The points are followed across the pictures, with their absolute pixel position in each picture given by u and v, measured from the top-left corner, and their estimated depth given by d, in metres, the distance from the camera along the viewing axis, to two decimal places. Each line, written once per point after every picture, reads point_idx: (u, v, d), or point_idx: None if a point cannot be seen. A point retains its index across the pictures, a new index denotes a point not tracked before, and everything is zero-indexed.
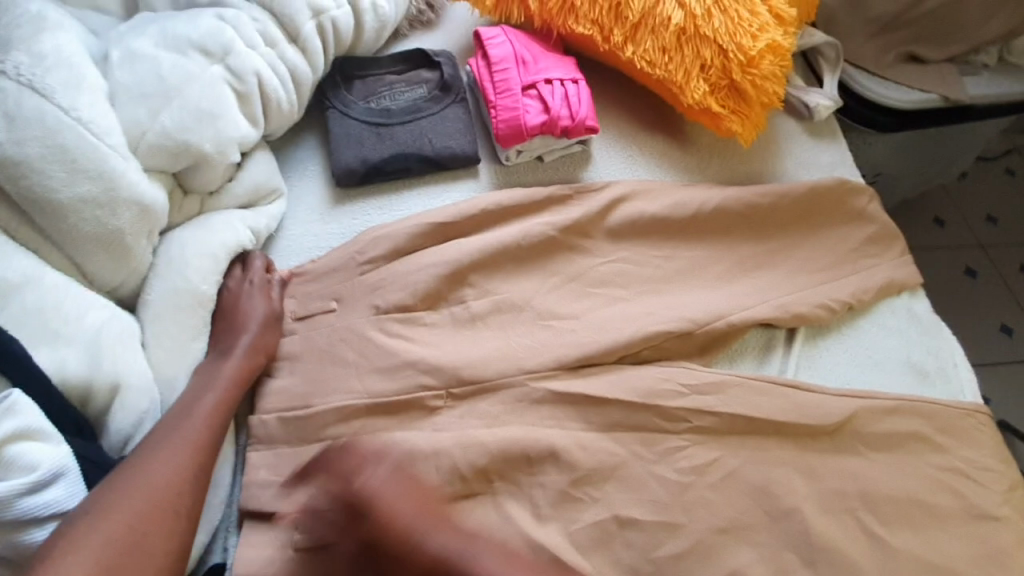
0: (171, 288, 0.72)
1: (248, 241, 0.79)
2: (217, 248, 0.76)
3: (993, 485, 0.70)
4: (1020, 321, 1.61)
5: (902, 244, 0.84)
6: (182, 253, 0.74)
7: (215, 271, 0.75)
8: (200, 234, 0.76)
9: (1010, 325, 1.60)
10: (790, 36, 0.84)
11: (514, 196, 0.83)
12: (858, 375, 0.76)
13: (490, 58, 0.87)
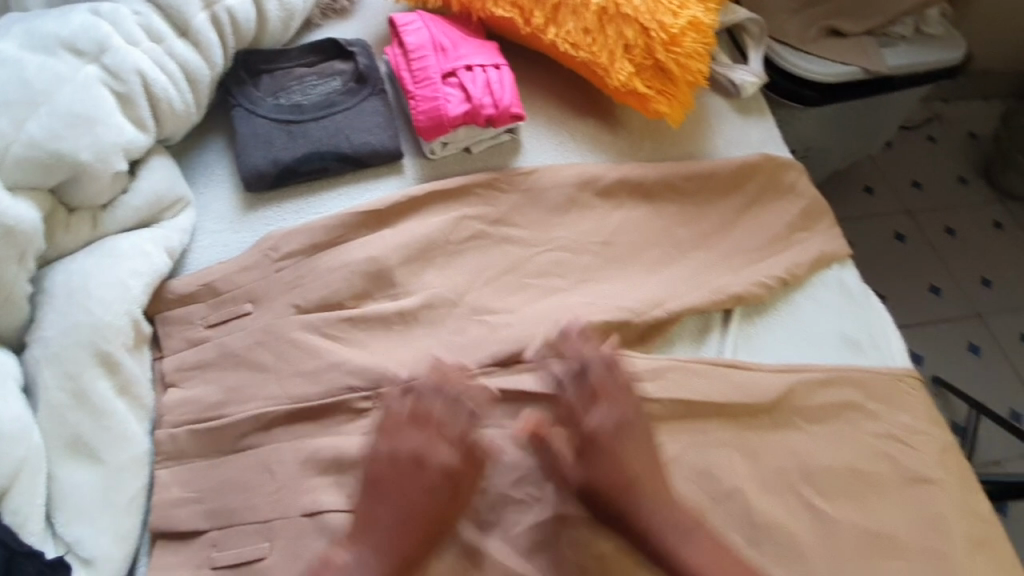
0: (72, 324, 0.65)
1: (165, 263, 0.73)
2: (126, 277, 0.69)
3: (928, 449, 0.71)
4: (947, 281, 1.69)
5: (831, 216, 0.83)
6: (83, 282, 0.67)
7: (127, 302, 0.68)
8: (103, 262, 0.69)
9: (939, 285, 1.68)
10: (711, 11, 0.82)
11: (441, 185, 0.80)
12: (795, 351, 0.76)
13: (406, 46, 0.82)
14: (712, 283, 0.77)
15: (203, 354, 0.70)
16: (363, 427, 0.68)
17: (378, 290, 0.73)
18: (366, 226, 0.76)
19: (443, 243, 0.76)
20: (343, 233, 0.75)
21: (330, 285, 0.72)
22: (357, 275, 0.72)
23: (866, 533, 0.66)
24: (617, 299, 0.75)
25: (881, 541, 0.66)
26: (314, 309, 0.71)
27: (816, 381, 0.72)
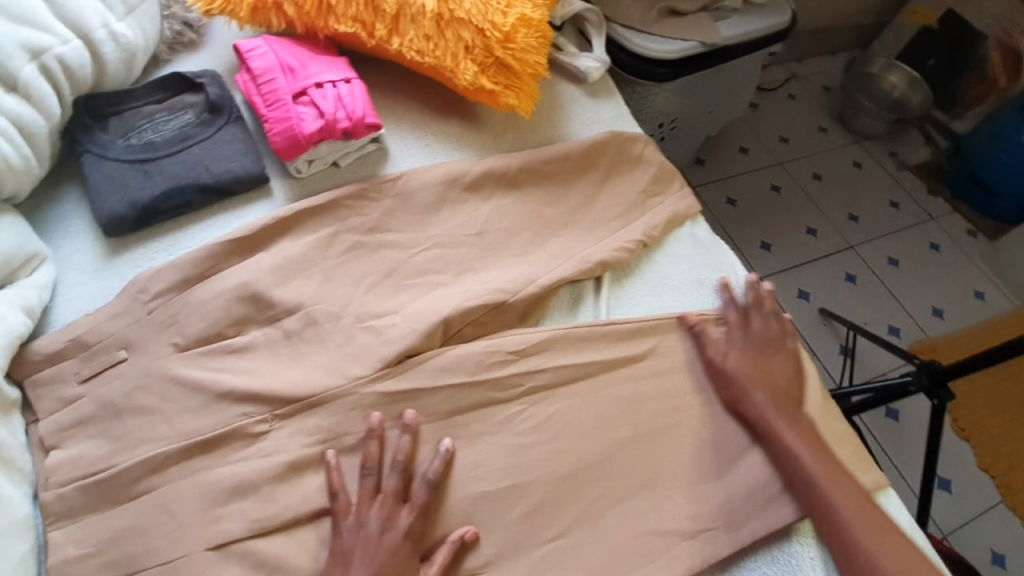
0: None
1: (26, 323, 0.70)
2: None
3: (797, 358, 0.79)
4: (821, 222, 1.87)
5: (678, 179, 0.93)
6: None
7: None
8: None
9: (814, 227, 1.86)
10: (540, 8, 0.88)
11: (311, 202, 0.81)
12: (661, 303, 0.83)
13: (253, 72, 0.83)
14: (578, 254, 0.83)
15: (84, 409, 0.68)
16: (262, 450, 0.68)
17: (262, 314, 0.74)
18: (240, 253, 0.77)
19: (321, 258, 0.78)
20: (214, 264, 0.76)
21: (207, 317, 0.72)
22: (236, 302, 0.73)
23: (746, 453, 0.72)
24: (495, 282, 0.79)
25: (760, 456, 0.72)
26: (194, 344, 0.71)
27: (740, 310, 0.81)
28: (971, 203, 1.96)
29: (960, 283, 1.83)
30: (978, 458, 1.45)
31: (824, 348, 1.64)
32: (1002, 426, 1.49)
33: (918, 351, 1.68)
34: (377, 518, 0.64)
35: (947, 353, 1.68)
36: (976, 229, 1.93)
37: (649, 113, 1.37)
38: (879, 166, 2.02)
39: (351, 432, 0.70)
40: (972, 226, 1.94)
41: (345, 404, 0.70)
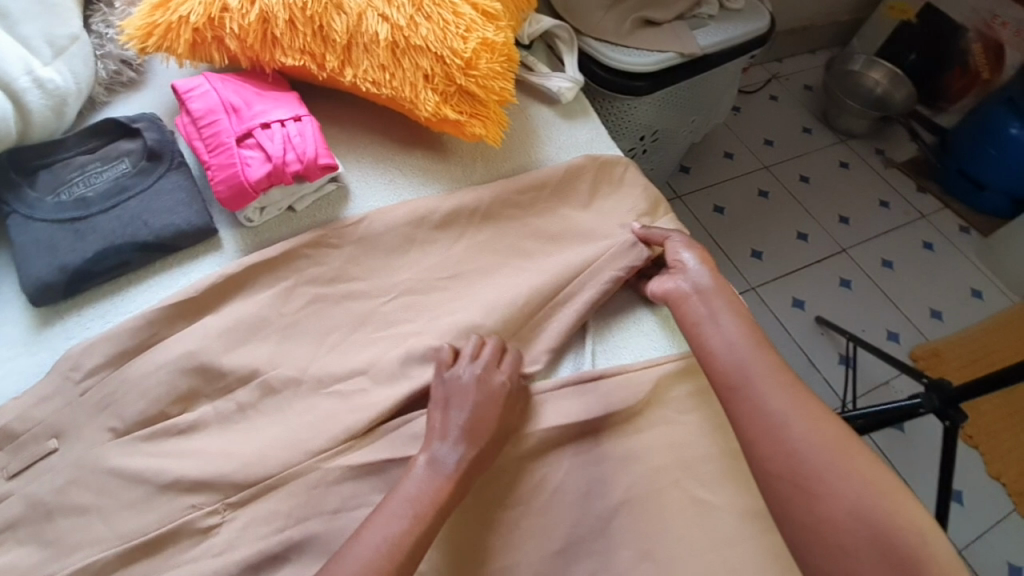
0: None
1: None
2: None
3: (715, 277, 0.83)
4: (812, 226, 1.82)
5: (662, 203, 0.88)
6: None
7: None
8: None
9: (805, 231, 1.81)
10: (502, 30, 0.82)
11: (269, 253, 0.73)
12: (651, 344, 0.76)
13: (192, 114, 0.75)
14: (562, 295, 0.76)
15: (9, 510, 0.60)
16: (214, 548, 0.60)
17: (210, 386, 0.67)
18: (185, 317, 0.69)
19: (274, 318, 0.71)
20: (156, 331, 0.68)
21: (149, 395, 0.64)
22: (182, 374, 0.65)
23: (752, 513, 0.65)
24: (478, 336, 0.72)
25: (769, 515, 0.65)
26: (135, 427, 0.64)
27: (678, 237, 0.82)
28: (961, 198, 1.92)
29: (956, 280, 1.79)
30: (989, 466, 1.40)
31: (824, 360, 1.58)
32: (1011, 431, 1.45)
33: (920, 356, 1.63)
34: (477, 371, 0.66)
35: (949, 356, 1.63)
36: (968, 225, 1.90)
37: (630, 126, 1.31)
38: (866, 164, 1.98)
39: (315, 516, 0.62)
40: (964, 222, 1.90)
41: (306, 484, 0.63)
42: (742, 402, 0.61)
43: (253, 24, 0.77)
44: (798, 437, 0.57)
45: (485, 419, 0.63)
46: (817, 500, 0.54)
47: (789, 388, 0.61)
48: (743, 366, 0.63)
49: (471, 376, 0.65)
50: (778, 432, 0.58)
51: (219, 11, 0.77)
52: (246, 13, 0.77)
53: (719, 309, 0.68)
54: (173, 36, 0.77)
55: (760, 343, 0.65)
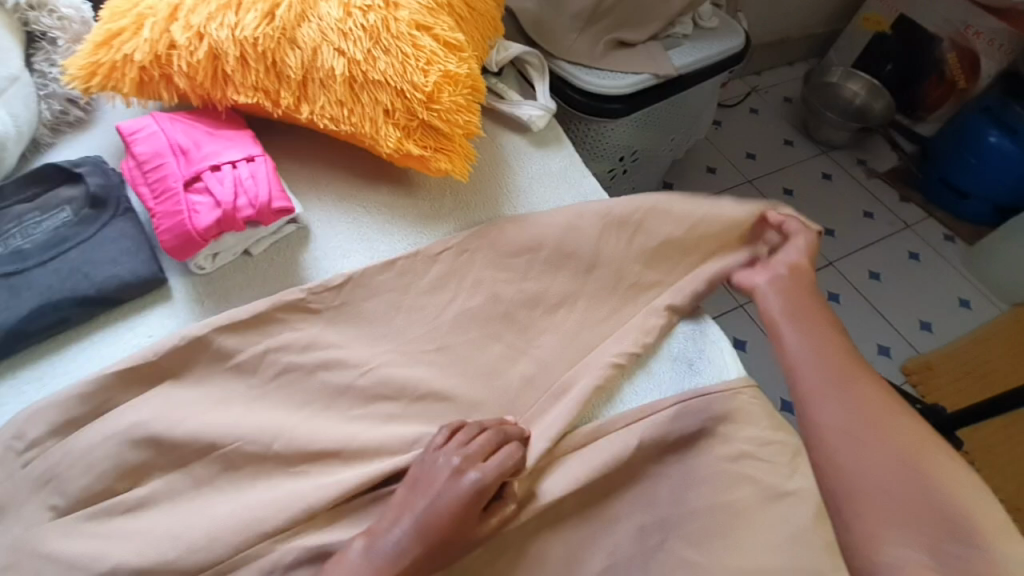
0: None
1: None
2: None
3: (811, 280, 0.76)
4: (798, 240, 1.80)
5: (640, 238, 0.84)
6: None
7: None
8: None
9: (791, 246, 1.78)
10: (466, 61, 0.79)
11: (231, 316, 0.68)
12: (634, 391, 0.72)
13: (137, 157, 0.71)
14: (555, 386, 0.71)
15: None
16: None
17: (162, 457, 0.61)
18: (133, 380, 0.64)
19: (236, 379, 0.67)
20: (102, 396, 0.63)
21: (93, 470, 0.59)
22: (130, 444, 0.60)
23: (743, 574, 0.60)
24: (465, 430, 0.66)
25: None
26: (79, 506, 0.58)
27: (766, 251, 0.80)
28: (945, 208, 1.91)
29: (944, 291, 1.77)
30: (988, 484, 1.36)
31: None
32: (1007, 446, 1.41)
33: (911, 371, 1.60)
34: (455, 461, 0.58)
35: (942, 370, 1.60)
36: (952, 234, 1.89)
37: (608, 148, 1.28)
38: (848, 176, 1.97)
39: None
40: (949, 232, 1.89)
41: (259, 568, 0.58)
42: (803, 374, 0.66)
43: (202, 62, 0.73)
44: (844, 405, 0.63)
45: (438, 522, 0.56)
46: (858, 468, 0.59)
47: (847, 356, 0.67)
48: (815, 346, 0.68)
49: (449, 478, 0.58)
50: (829, 394, 0.64)
51: (166, 48, 0.73)
52: (194, 50, 0.72)
53: (800, 310, 0.71)
54: (118, 76, 0.73)
55: (820, 329, 0.70)
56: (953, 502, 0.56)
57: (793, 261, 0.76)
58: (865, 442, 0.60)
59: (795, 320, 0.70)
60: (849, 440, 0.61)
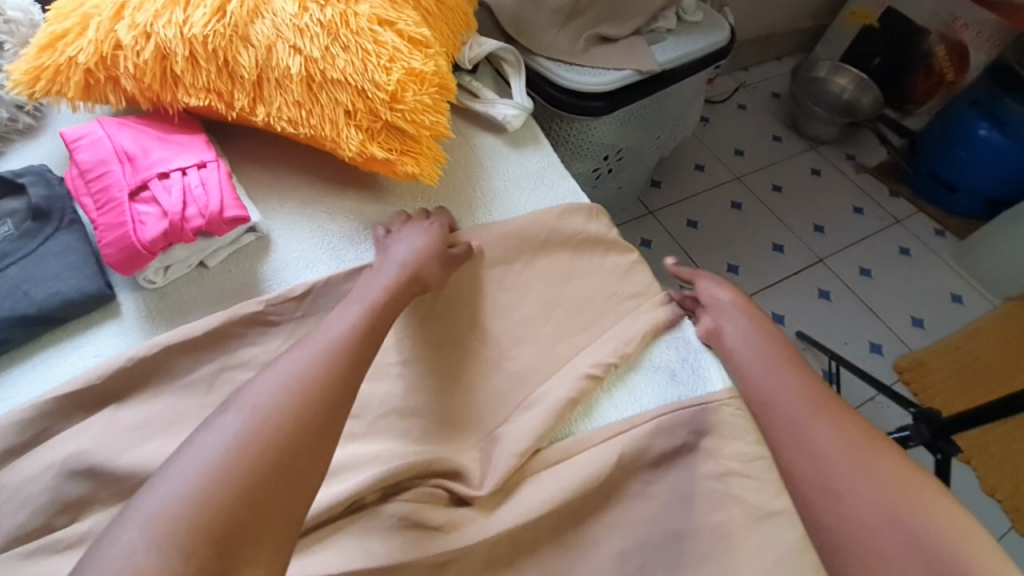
0: None
1: None
2: None
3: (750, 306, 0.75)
4: (788, 237, 1.77)
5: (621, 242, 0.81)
6: None
7: None
8: None
9: (781, 243, 1.75)
10: (432, 57, 0.74)
11: (185, 331, 0.64)
12: (616, 406, 0.68)
13: (79, 166, 0.66)
14: (525, 399, 0.67)
15: None
16: None
17: (106, 488, 0.57)
18: (81, 405, 0.60)
19: (194, 404, 0.62)
20: (45, 424, 0.58)
21: (31, 504, 0.55)
22: (73, 475, 0.56)
23: None
24: (428, 453, 0.61)
25: None
26: (13, 545, 0.54)
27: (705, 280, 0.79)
28: (935, 202, 1.89)
29: (936, 286, 1.75)
30: (985, 483, 1.34)
31: None
32: (1003, 444, 1.39)
33: (903, 368, 1.57)
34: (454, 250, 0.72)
35: (934, 367, 1.58)
36: (943, 228, 1.87)
37: (591, 146, 1.24)
38: (838, 171, 1.95)
39: None
40: (940, 226, 1.87)
41: None
42: (776, 418, 0.64)
43: (150, 62, 0.68)
44: (820, 436, 0.61)
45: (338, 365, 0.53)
46: (841, 504, 0.57)
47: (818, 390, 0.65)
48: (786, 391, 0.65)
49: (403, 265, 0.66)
50: (805, 432, 0.62)
51: (111, 48, 0.68)
52: (140, 49, 0.68)
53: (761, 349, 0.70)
54: (62, 79, 0.68)
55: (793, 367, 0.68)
56: (938, 533, 0.54)
57: (728, 299, 0.75)
58: (841, 487, 0.58)
59: (760, 365, 0.68)
60: (824, 488, 0.58)
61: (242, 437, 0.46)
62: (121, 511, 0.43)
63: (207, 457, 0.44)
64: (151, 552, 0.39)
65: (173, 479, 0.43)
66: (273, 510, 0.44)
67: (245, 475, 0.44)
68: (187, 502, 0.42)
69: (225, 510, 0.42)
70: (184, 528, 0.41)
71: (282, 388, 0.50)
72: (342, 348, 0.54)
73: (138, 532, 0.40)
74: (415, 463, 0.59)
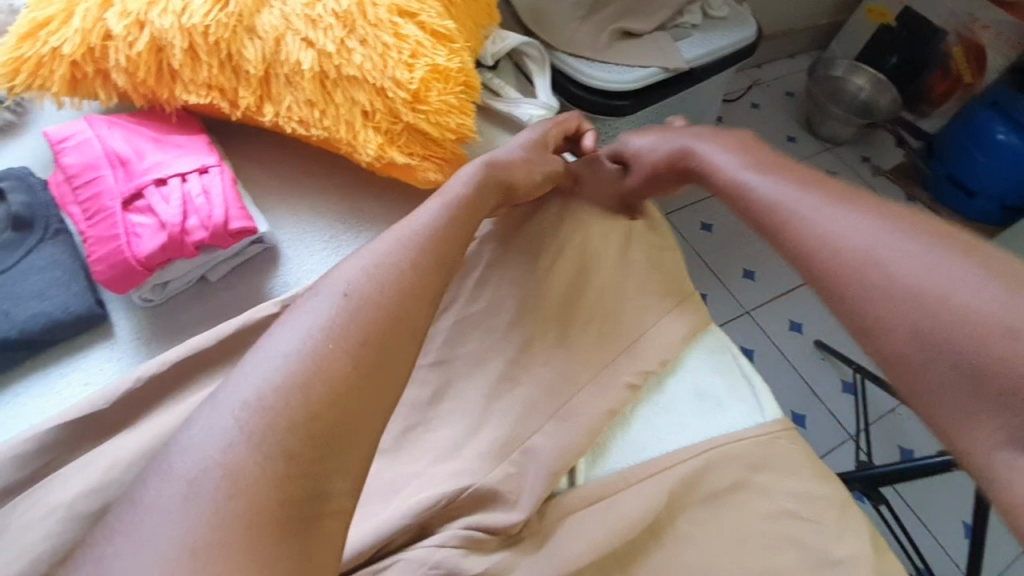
0: None
1: None
2: None
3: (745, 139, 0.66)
4: None
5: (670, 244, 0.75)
6: None
7: None
8: None
9: None
10: (457, 52, 0.68)
11: (190, 345, 0.57)
12: (662, 437, 0.62)
13: (66, 171, 0.59)
14: (561, 407, 0.60)
15: None
16: None
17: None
18: (77, 439, 0.54)
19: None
20: (38, 462, 0.52)
21: (21, 554, 0.48)
22: (71, 519, 0.50)
23: None
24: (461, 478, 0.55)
25: None
26: None
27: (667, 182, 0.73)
28: (952, 206, 1.81)
29: None
30: None
31: (826, 389, 1.38)
32: None
33: None
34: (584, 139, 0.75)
35: None
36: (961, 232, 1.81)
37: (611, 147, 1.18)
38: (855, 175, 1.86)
39: None
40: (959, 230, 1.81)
41: None
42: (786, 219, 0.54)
43: (144, 55, 0.61)
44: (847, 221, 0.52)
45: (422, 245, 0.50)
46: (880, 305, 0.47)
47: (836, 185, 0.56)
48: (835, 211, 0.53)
49: (482, 162, 0.60)
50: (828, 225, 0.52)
51: (100, 38, 0.61)
52: (134, 40, 0.60)
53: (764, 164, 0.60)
54: (45, 73, 0.61)
55: (823, 182, 0.56)
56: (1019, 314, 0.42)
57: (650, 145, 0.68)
58: (875, 274, 0.48)
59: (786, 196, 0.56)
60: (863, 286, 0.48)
61: (327, 328, 0.42)
62: (210, 395, 0.40)
63: (298, 342, 0.41)
64: (250, 448, 0.37)
65: (263, 363, 0.40)
66: (362, 403, 0.41)
67: (331, 375, 0.41)
68: (280, 391, 0.39)
69: (321, 407, 0.40)
70: (279, 418, 0.38)
71: (371, 274, 0.46)
72: (428, 241, 0.51)
73: (233, 420, 0.38)
74: (446, 497, 0.53)
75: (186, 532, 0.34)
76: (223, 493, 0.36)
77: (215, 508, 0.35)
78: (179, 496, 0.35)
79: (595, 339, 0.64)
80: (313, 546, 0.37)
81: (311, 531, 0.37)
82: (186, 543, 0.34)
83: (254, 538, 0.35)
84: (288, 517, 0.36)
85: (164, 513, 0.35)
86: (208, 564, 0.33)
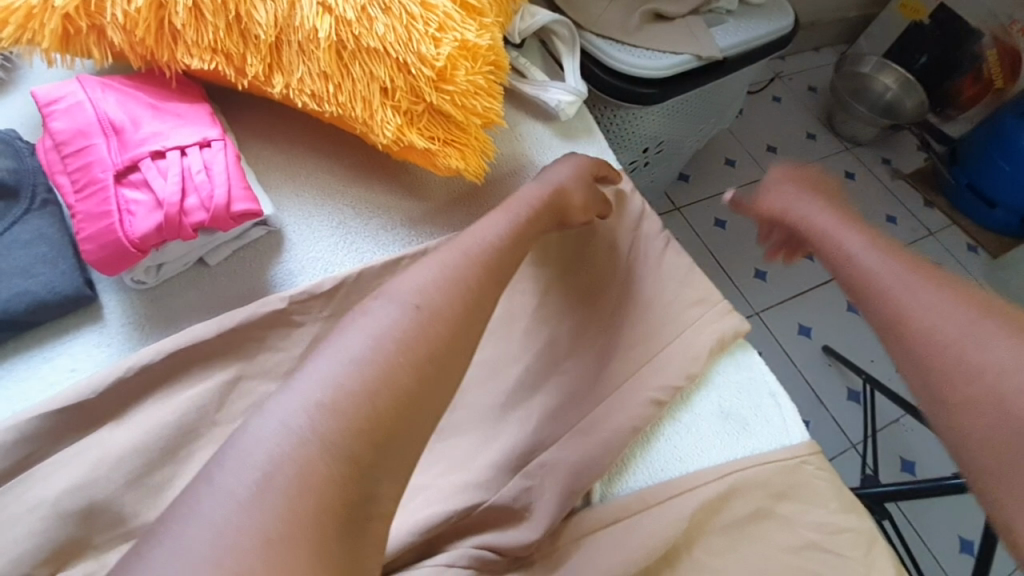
0: None
1: None
2: None
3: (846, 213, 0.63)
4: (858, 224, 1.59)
5: None
6: None
7: None
8: None
9: None
10: (486, 28, 0.63)
11: (184, 338, 0.52)
12: (684, 459, 0.59)
13: (54, 137, 0.54)
14: (580, 421, 0.56)
15: None
16: None
17: (98, 531, 0.48)
18: (57, 432, 0.49)
19: (205, 426, 0.52)
20: (21, 457, 0.48)
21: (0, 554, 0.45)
22: (54, 517, 0.46)
23: None
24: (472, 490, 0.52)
25: None
26: None
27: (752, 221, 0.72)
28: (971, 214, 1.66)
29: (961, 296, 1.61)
30: None
31: (831, 397, 1.36)
32: None
33: None
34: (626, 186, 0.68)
35: None
36: (976, 244, 1.64)
37: (634, 138, 1.13)
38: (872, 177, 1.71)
39: None
40: (972, 241, 1.64)
41: None
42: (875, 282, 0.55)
43: (143, 11, 0.55)
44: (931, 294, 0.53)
45: (478, 249, 0.46)
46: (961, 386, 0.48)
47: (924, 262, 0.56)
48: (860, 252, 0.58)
49: (550, 185, 0.56)
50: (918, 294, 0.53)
51: None
52: None
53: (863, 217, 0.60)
54: (35, 26, 0.54)
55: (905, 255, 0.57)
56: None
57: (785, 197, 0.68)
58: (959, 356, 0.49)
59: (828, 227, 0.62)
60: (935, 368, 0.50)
61: (403, 330, 0.38)
62: (286, 380, 0.36)
63: (374, 346, 0.37)
64: (317, 449, 0.33)
65: (336, 364, 0.36)
66: (426, 410, 0.38)
67: (407, 382, 0.37)
68: (356, 396, 0.35)
69: (389, 413, 0.36)
70: (353, 428, 0.35)
71: (442, 285, 0.41)
72: (489, 253, 0.46)
73: (306, 419, 0.34)
74: (455, 514, 0.50)
75: (255, 526, 0.31)
76: (292, 490, 0.32)
77: (279, 509, 0.32)
78: (249, 487, 0.32)
79: (617, 347, 0.60)
80: (363, 552, 0.34)
81: (360, 534, 0.34)
82: (254, 537, 0.31)
83: (319, 539, 0.32)
84: (348, 522, 0.33)
85: (224, 517, 0.31)
86: (274, 564, 0.30)
